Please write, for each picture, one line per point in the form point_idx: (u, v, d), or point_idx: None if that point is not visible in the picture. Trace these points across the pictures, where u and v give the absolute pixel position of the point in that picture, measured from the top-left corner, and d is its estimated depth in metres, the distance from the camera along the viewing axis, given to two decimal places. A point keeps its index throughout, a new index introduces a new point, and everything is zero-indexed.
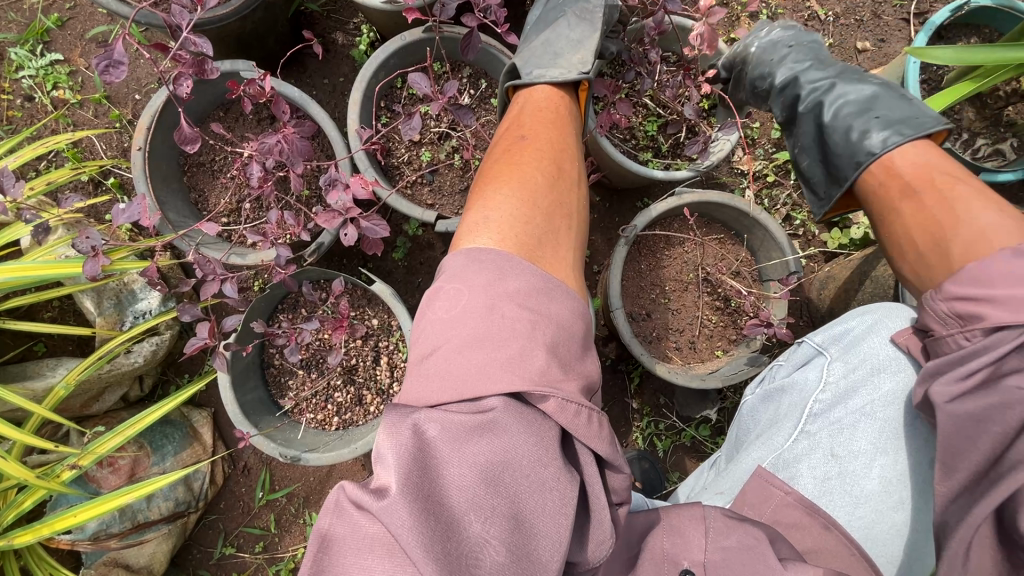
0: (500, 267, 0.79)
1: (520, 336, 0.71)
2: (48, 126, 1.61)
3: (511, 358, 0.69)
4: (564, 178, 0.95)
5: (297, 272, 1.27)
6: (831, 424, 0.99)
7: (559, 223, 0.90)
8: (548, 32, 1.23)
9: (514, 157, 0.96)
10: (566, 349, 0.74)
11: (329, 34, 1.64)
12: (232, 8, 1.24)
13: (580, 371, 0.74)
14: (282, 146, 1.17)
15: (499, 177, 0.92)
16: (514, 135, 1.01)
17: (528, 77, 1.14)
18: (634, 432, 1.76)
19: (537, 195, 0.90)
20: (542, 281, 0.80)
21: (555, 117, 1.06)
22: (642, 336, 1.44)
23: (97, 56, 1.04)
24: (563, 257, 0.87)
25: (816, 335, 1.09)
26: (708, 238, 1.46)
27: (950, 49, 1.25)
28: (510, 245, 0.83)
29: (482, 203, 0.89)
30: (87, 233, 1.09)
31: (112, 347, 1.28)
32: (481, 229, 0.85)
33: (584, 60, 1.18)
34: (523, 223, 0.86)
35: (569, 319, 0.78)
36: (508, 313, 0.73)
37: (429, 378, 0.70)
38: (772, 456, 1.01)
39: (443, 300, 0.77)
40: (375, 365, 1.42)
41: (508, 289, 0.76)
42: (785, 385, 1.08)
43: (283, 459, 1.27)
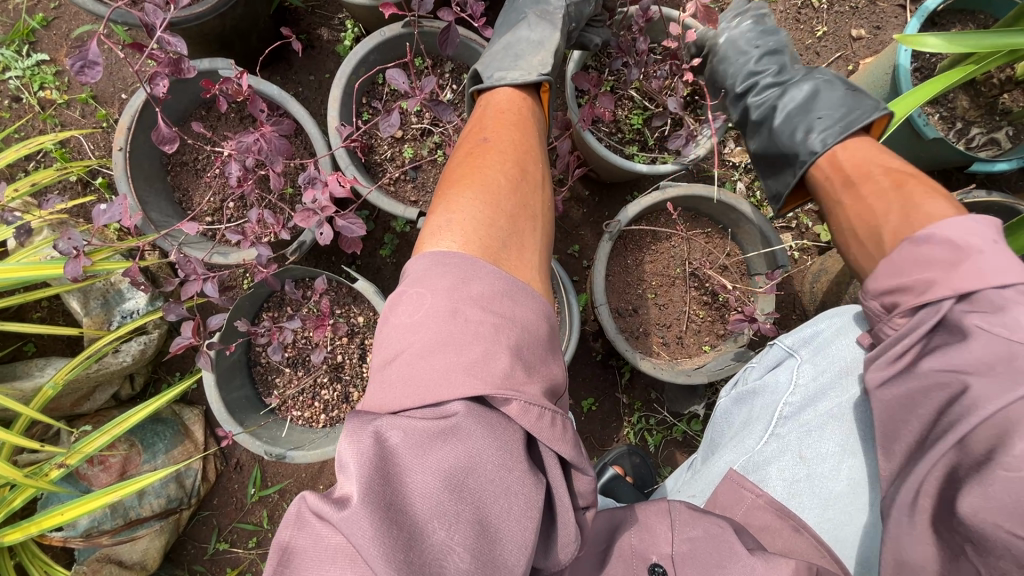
0: (464, 269, 0.74)
1: (484, 339, 0.66)
2: (36, 126, 1.61)
3: (474, 362, 0.65)
4: (529, 180, 0.91)
5: (280, 271, 1.27)
6: (801, 427, 0.98)
7: (523, 225, 0.85)
8: (509, 36, 1.19)
9: (476, 159, 0.91)
10: (532, 352, 0.70)
11: (314, 30, 1.63)
12: (209, 6, 1.24)
13: (546, 375, 0.70)
14: (260, 145, 1.17)
15: (462, 181, 0.88)
16: (476, 136, 0.97)
17: (490, 80, 1.09)
18: (625, 427, 1.76)
19: (501, 197, 0.86)
20: (506, 283, 0.74)
21: (517, 118, 1.02)
22: (628, 332, 1.43)
23: (71, 57, 1.04)
24: (529, 261, 0.82)
25: (788, 337, 1.09)
26: (694, 232, 1.44)
27: (942, 36, 1.22)
28: (474, 249, 0.77)
29: (444, 207, 0.84)
30: (69, 236, 1.10)
31: (99, 348, 1.29)
32: (444, 231, 0.80)
33: (546, 61, 1.14)
34: (487, 225, 0.81)
35: (535, 322, 0.74)
36: (472, 316, 0.68)
37: (390, 386, 0.66)
38: (743, 458, 1.01)
39: (406, 303, 0.72)
40: (361, 363, 1.42)
41: (472, 293, 0.71)
42: (757, 386, 1.08)
43: (269, 457, 1.28)
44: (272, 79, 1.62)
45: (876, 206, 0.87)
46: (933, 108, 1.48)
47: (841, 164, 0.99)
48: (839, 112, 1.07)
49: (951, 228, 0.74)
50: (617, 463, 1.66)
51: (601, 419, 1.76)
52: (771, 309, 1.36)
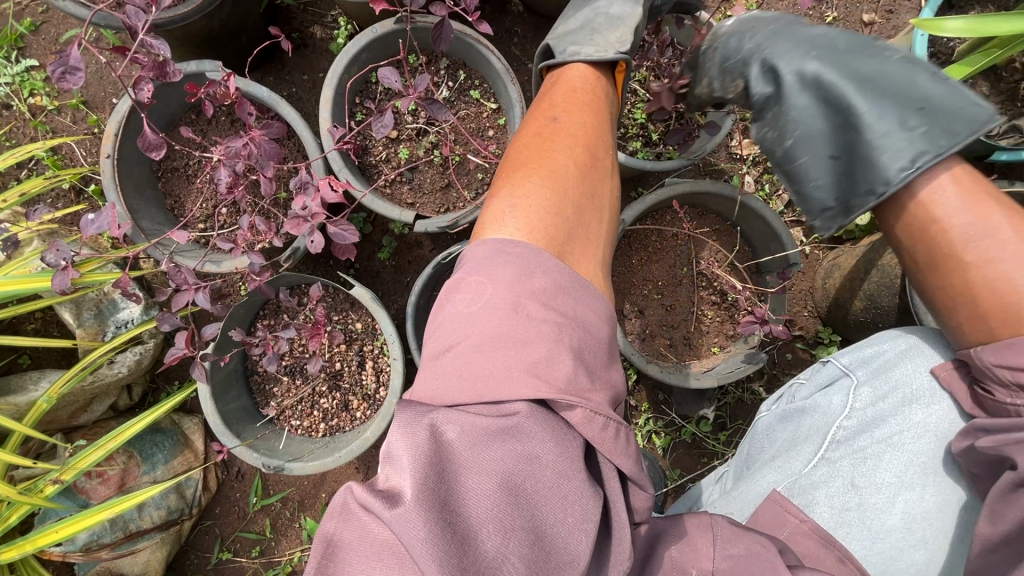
0: (527, 261, 0.71)
1: (547, 339, 0.65)
2: (26, 134, 1.58)
3: (536, 362, 0.63)
4: (598, 167, 0.85)
5: (274, 279, 1.25)
6: (854, 453, 0.95)
7: (589, 218, 0.81)
8: (587, 10, 1.06)
9: (544, 142, 0.85)
10: (593, 356, 0.68)
11: (306, 28, 1.58)
12: (194, 6, 1.20)
13: (607, 380, 0.69)
14: (249, 150, 1.14)
15: (526, 165, 0.82)
16: (543, 116, 0.89)
17: (562, 56, 0.98)
18: (633, 430, 1.71)
19: (568, 186, 0.80)
20: (569, 278, 0.72)
21: (591, 99, 0.92)
22: (634, 333, 1.39)
23: (52, 62, 1.01)
24: (592, 257, 0.79)
25: (844, 356, 1.03)
26: (702, 230, 1.39)
27: (960, 20, 1.16)
28: (537, 239, 0.74)
29: (509, 189, 0.80)
30: (56, 247, 1.08)
31: (94, 359, 1.27)
32: (507, 217, 0.77)
33: (624, 38, 1.00)
34: (552, 215, 0.77)
35: (598, 324, 0.72)
36: (534, 313, 0.67)
37: (446, 376, 0.64)
38: (788, 480, 0.98)
39: (465, 292, 0.70)
40: (360, 370, 1.39)
41: (533, 287, 0.69)
42: (806, 406, 1.03)
43: (267, 469, 1.25)
44: (265, 80, 1.58)
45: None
46: None
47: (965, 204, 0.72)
48: (936, 108, 0.74)
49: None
50: None
51: None
52: (783, 311, 1.31)
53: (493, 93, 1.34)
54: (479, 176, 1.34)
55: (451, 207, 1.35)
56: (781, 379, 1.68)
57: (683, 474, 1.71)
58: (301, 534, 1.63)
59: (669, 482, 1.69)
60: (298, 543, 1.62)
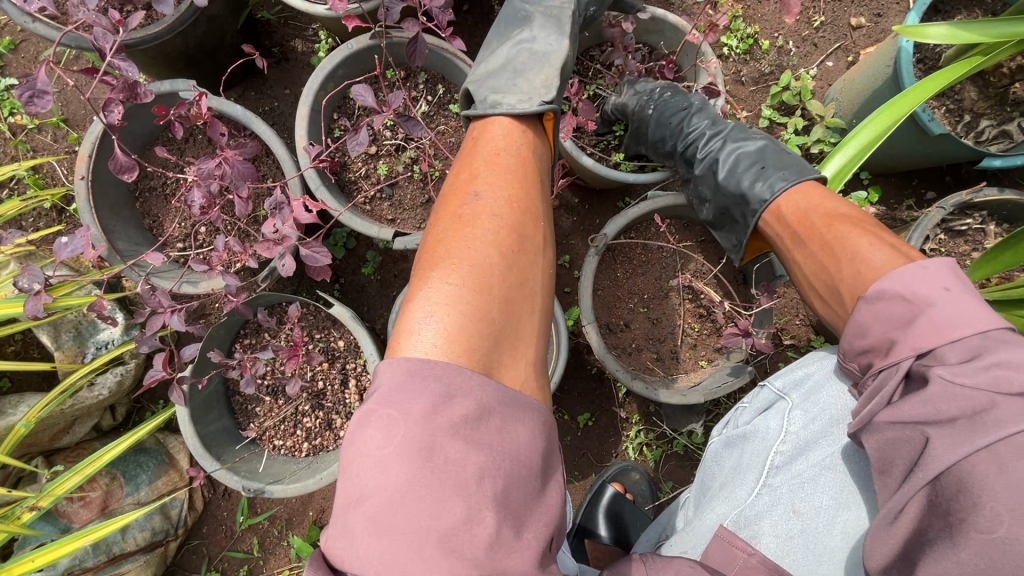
0: (444, 386, 0.62)
1: (465, 492, 0.57)
2: (7, 153, 1.57)
3: (452, 530, 0.55)
4: (527, 246, 0.77)
5: (251, 299, 1.23)
6: (793, 478, 0.90)
7: (521, 310, 0.72)
8: (509, 46, 1.09)
9: (466, 224, 0.76)
10: (520, 492, 0.61)
11: (288, 42, 1.57)
12: (166, 25, 1.19)
13: (538, 515, 0.62)
14: (223, 170, 1.12)
15: (445, 254, 0.73)
16: (466, 189, 0.81)
17: (482, 107, 0.94)
18: (624, 442, 1.69)
19: (494, 279, 0.71)
20: (495, 397, 0.64)
21: (518, 161, 0.85)
22: (620, 349, 1.37)
23: (19, 86, 0.99)
24: (524, 358, 0.71)
25: (778, 379, 1.03)
26: (686, 242, 1.37)
27: (943, 27, 1.15)
28: (457, 354, 0.65)
29: (425, 286, 0.71)
30: (28, 272, 1.06)
31: (74, 382, 1.25)
32: (421, 326, 0.67)
33: (549, 81, 1.02)
34: (475, 320, 0.68)
35: (530, 447, 0.64)
36: (451, 457, 0.59)
37: (357, 539, 0.57)
38: (733, 512, 0.92)
39: (376, 429, 0.61)
40: (343, 389, 1.37)
41: (452, 419, 0.61)
42: (747, 432, 1.02)
43: (247, 493, 1.23)
44: (245, 94, 1.56)
45: (829, 261, 0.85)
46: (938, 101, 1.39)
47: (787, 218, 0.98)
48: (780, 166, 1.07)
49: (897, 278, 0.73)
50: (618, 480, 1.62)
51: (599, 434, 1.70)
52: (769, 322, 1.29)
53: None
54: None
55: None
56: None
57: (676, 486, 1.69)
58: (290, 552, 1.61)
59: (662, 495, 1.67)
60: (286, 561, 1.60)
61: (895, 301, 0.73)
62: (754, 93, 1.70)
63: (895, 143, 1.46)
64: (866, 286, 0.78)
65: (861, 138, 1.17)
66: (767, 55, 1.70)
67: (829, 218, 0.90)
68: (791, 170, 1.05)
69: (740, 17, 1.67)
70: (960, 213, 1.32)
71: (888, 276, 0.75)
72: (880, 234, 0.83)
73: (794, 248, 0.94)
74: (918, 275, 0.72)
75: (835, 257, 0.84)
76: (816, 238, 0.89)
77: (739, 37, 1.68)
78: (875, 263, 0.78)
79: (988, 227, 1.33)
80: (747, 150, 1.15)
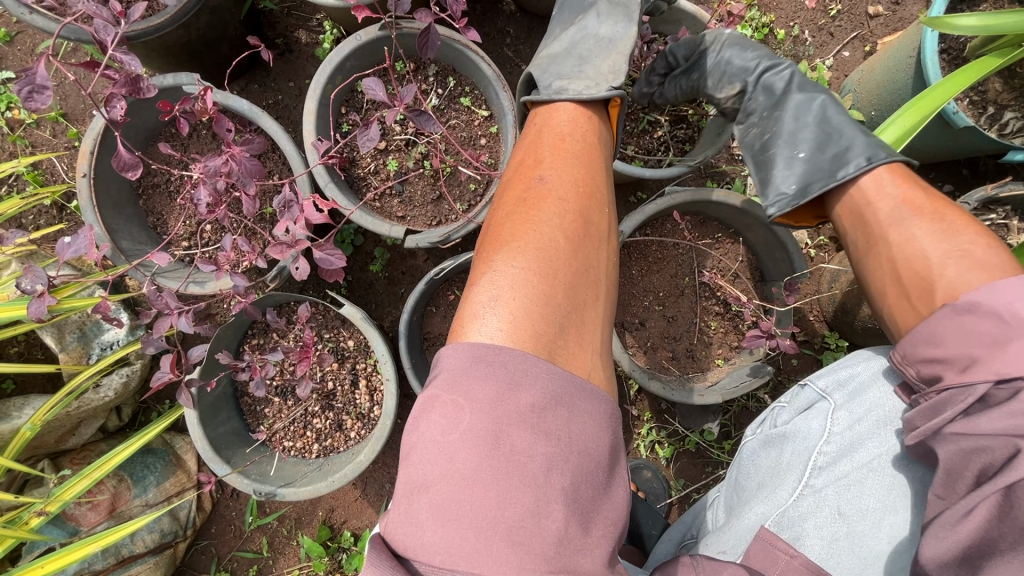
0: (510, 372, 0.64)
1: (534, 485, 0.59)
2: (5, 148, 1.53)
3: (519, 522, 0.57)
4: (591, 234, 0.78)
5: (260, 299, 1.20)
6: (838, 479, 0.88)
7: (585, 297, 0.74)
8: (574, 30, 1.06)
9: (530, 209, 0.78)
10: (588, 488, 0.62)
11: (292, 32, 1.52)
12: (168, 16, 1.15)
13: (607, 512, 0.64)
14: (229, 167, 1.08)
15: (509, 237, 0.75)
16: (529, 175, 0.82)
17: (547, 92, 0.95)
18: (635, 440, 1.67)
19: (558, 263, 0.73)
20: (560, 386, 0.66)
21: (582, 148, 0.86)
22: (636, 347, 1.35)
23: (17, 81, 0.94)
24: (588, 343, 0.73)
25: (820, 378, 1.00)
26: (704, 241, 1.34)
27: (973, 16, 1.11)
28: (523, 339, 0.67)
29: (488, 275, 0.72)
30: (31, 272, 1.03)
31: (81, 383, 1.23)
32: (488, 311, 0.69)
33: (616, 67, 1.00)
34: (541, 303, 0.70)
35: (596, 439, 0.65)
36: (518, 445, 0.60)
37: (421, 527, 0.58)
38: (776, 513, 0.90)
39: (441, 414, 0.63)
40: (353, 389, 1.34)
41: (520, 406, 0.62)
42: (787, 431, 0.98)
43: (258, 496, 1.21)
44: (249, 87, 1.53)
45: (938, 251, 0.75)
46: (962, 93, 1.35)
47: (881, 190, 0.86)
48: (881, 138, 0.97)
49: (998, 293, 0.67)
50: (630, 478, 1.62)
51: None
52: (788, 323, 1.25)
53: (485, 100, 1.28)
54: (471, 187, 1.29)
55: (443, 219, 1.29)
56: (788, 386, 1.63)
57: (687, 483, 1.67)
58: (299, 552, 1.59)
59: (673, 493, 1.66)
60: (296, 561, 1.59)
61: (989, 318, 0.66)
62: None
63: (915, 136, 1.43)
64: (978, 287, 0.70)
65: (888, 133, 1.14)
66: (781, 46, 1.66)
67: (940, 208, 0.80)
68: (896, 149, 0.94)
69: (756, 6, 1.63)
70: (983, 208, 1.29)
71: (997, 286, 0.67)
72: (986, 235, 0.76)
73: (887, 224, 0.81)
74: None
75: (942, 246, 0.75)
76: (926, 224, 0.78)
77: (755, 26, 1.63)
78: (983, 270, 0.71)
79: (1011, 222, 1.30)
80: (848, 114, 1.01)
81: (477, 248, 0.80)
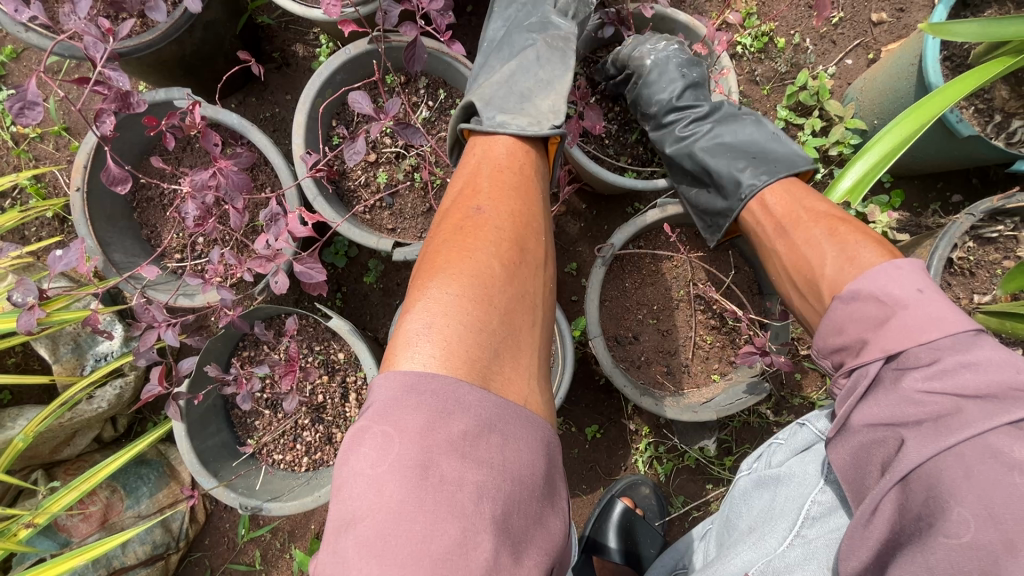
0: (441, 400, 0.62)
1: (462, 514, 0.56)
2: (10, 162, 1.56)
3: (446, 554, 0.54)
4: (528, 260, 0.78)
5: (249, 312, 1.20)
6: (830, 531, 0.81)
7: (521, 322, 0.73)
8: (514, 64, 1.05)
9: (466, 238, 0.77)
10: (522, 516, 0.61)
11: (288, 46, 1.54)
12: (159, 32, 1.17)
13: (542, 541, 0.62)
14: (217, 181, 1.08)
15: (445, 265, 0.74)
16: (466, 205, 0.82)
17: (489, 123, 0.93)
18: (633, 455, 1.63)
19: (494, 290, 0.72)
20: (494, 412, 0.64)
21: (518, 179, 0.87)
22: (629, 362, 1.31)
23: (8, 98, 0.95)
24: (525, 368, 0.71)
25: (819, 418, 0.93)
26: (699, 252, 1.32)
27: (973, 23, 1.08)
28: (455, 367, 0.65)
29: (423, 303, 0.70)
30: (20, 286, 1.04)
31: (73, 395, 1.24)
32: (420, 340, 0.67)
33: (557, 106, 1.00)
34: (475, 329, 0.68)
35: (531, 467, 0.64)
36: (448, 473, 0.58)
37: (348, 566, 0.55)
38: (761, 561, 0.85)
39: (369, 446, 0.60)
40: (343, 403, 1.33)
41: (451, 435, 0.60)
42: (781, 474, 0.94)
43: (244, 511, 1.20)
44: (247, 101, 1.54)
45: (816, 257, 0.85)
46: (967, 100, 1.30)
47: (772, 209, 0.99)
48: (770, 158, 1.07)
49: (873, 279, 0.74)
50: (627, 495, 1.57)
51: (607, 447, 1.65)
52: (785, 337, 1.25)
53: None
54: None
55: None
56: (791, 402, 1.58)
57: (687, 501, 1.63)
58: (292, 565, 1.58)
59: (672, 510, 1.62)
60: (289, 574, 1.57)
61: (871, 301, 0.73)
62: (769, 93, 1.63)
63: (917, 146, 1.39)
64: (850, 282, 0.77)
65: (884, 143, 1.10)
66: (782, 54, 1.62)
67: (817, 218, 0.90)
68: (780, 167, 1.04)
69: (755, 14, 1.59)
70: (990, 219, 1.24)
71: (870, 275, 0.74)
72: (865, 233, 0.83)
73: (775, 237, 0.95)
74: (896, 278, 0.72)
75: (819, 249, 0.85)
76: (799, 233, 0.90)
77: (754, 35, 1.60)
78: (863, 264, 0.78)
79: (1020, 234, 1.24)
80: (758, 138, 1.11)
81: (413, 278, 0.78)
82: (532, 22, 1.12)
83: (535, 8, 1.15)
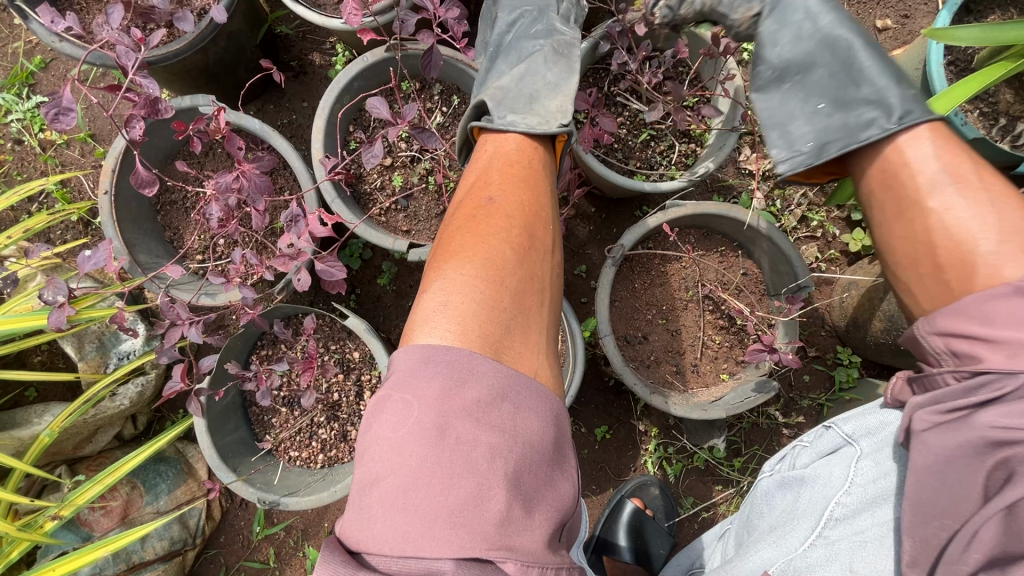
0: (457, 370, 0.66)
1: (476, 471, 0.59)
2: (37, 167, 1.61)
3: (462, 505, 0.57)
4: (536, 246, 0.82)
5: (268, 310, 1.24)
6: (853, 534, 0.78)
7: (530, 301, 0.77)
8: (523, 67, 1.07)
9: (478, 225, 0.81)
10: (533, 476, 0.63)
11: (306, 55, 1.59)
12: (186, 42, 1.21)
13: (552, 501, 0.64)
14: (240, 183, 1.12)
15: (459, 249, 0.78)
16: (478, 196, 0.87)
17: (500, 122, 0.97)
18: (643, 456, 1.65)
19: (505, 271, 0.76)
20: (507, 381, 0.67)
21: (527, 173, 0.92)
22: (640, 361, 1.33)
23: (45, 104, 1.00)
24: (533, 345, 0.75)
25: (846, 422, 0.90)
26: (707, 253, 1.35)
27: (974, 29, 1.10)
28: (469, 339, 0.69)
29: (440, 283, 0.75)
30: (52, 284, 1.07)
31: (98, 392, 1.27)
32: (438, 317, 0.71)
33: (564, 107, 1.02)
34: (487, 306, 0.72)
35: (541, 432, 0.66)
36: (463, 436, 0.61)
37: (373, 519, 0.58)
38: (782, 561, 0.84)
39: (391, 412, 0.64)
40: (358, 401, 1.36)
41: (466, 401, 0.63)
42: (807, 476, 0.91)
43: (263, 505, 1.22)
44: (265, 108, 1.58)
45: (987, 227, 0.66)
46: (971, 104, 1.32)
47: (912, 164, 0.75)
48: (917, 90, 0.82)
49: None
50: (637, 496, 1.58)
51: (617, 448, 1.66)
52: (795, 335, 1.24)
53: None
54: None
55: None
56: (798, 403, 1.60)
57: (696, 502, 1.63)
58: (305, 563, 1.60)
59: (682, 511, 1.62)
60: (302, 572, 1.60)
61: None
62: None
63: None
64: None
65: None
66: None
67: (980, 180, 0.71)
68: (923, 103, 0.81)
69: None
70: None
71: None
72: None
73: (922, 197, 0.71)
74: None
75: (990, 222, 0.66)
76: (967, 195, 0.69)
77: None
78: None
79: None
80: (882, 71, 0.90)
81: (430, 262, 0.83)
82: (539, 29, 1.11)
83: (541, 15, 1.14)
